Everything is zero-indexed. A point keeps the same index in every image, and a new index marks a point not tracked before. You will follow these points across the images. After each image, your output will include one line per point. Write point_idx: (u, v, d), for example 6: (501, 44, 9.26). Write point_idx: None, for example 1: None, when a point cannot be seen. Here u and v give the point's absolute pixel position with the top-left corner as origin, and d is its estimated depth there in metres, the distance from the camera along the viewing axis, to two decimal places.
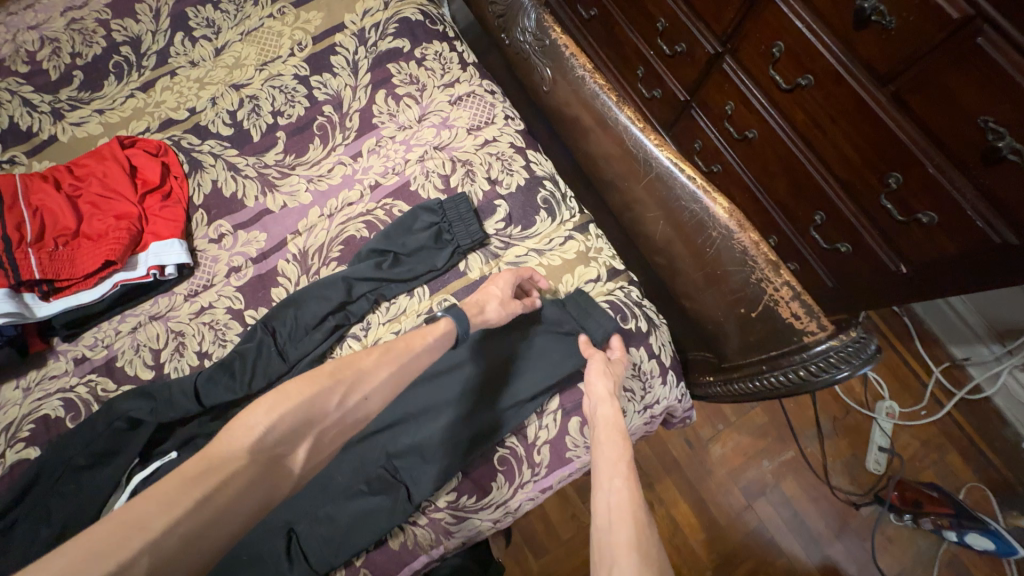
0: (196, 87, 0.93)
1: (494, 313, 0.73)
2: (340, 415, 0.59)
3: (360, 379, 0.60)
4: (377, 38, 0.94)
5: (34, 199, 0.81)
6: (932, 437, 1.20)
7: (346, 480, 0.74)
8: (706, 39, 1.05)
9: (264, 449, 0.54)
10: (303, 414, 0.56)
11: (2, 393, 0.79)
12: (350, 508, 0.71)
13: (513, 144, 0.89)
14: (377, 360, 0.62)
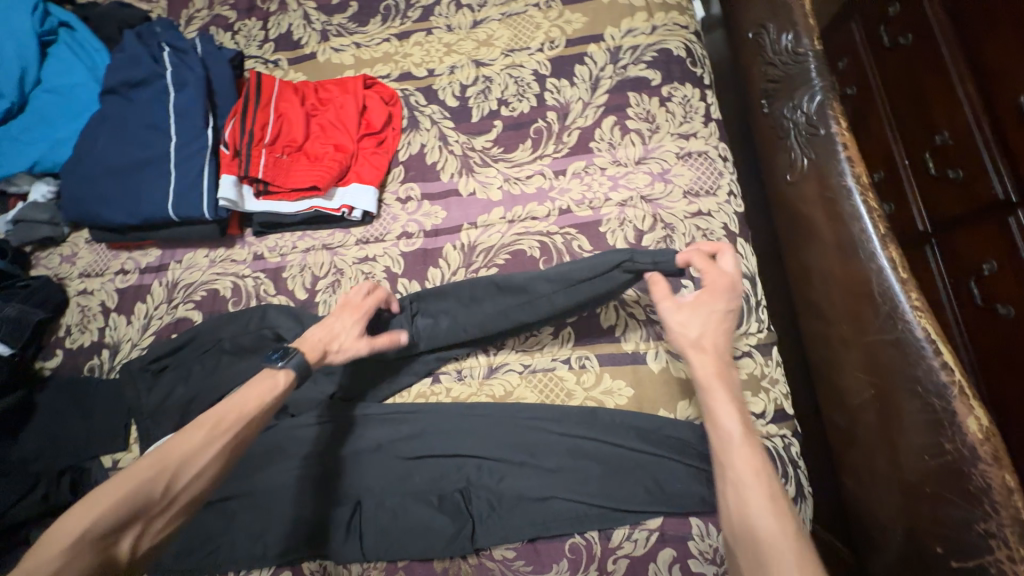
0: (443, 51, 0.95)
1: (339, 352, 0.68)
2: (172, 498, 0.54)
3: (183, 464, 0.55)
4: (629, 61, 0.88)
5: (280, 105, 0.89)
6: None
7: (419, 482, 0.73)
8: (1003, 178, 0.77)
9: (92, 542, 0.49)
10: (129, 504, 0.51)
11: (195, 255, 0.92)
12: (414, 509, 0.72)
13: (726, 226, 0.78)
14: (201, 439, 0.56)
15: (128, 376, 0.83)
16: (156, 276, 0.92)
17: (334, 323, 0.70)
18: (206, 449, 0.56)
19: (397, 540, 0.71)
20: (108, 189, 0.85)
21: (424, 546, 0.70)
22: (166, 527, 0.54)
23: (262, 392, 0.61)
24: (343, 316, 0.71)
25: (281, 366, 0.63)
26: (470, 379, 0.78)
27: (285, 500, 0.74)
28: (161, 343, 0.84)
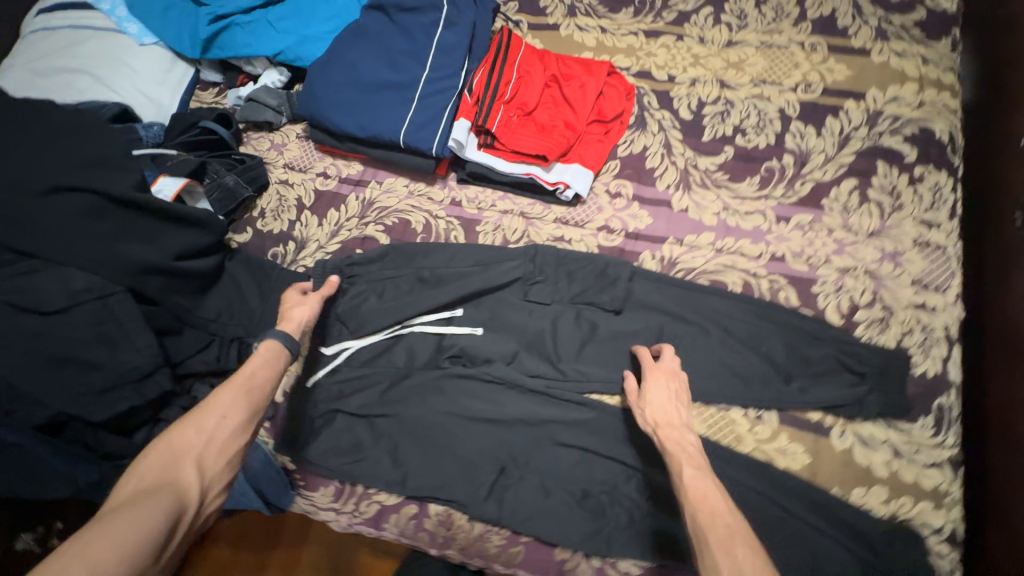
0: (689, 61, 0.94)
1: (303, 312, 0.77)
2: (209, 437, 0.58)
3: (203, 410, 0.60)
4: (886, 129, 0.84)
5: (524, 68, 0.90)
6: None
7: (563, 473, 0.74)
8: None
9: (152, 490, 0.52)
10: (167, 454, 0.55)
11: (395, 183, 0.95)
12: (555, 494, 0.73)
13: (949, 329, 0.74)
14: (219, 403, 0.61)
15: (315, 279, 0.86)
16: (353, 189, 0.96)
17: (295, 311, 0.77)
18: (218, 392, 0.62)
19: (533, 517, 0.72)
20: (348, 98, 0.89)
21: (554, 531, 0.72)
22: (220, 457, 0.58)
23: (264, 361, 0.67)
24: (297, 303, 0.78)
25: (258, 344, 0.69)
26: None
27: (432, 441, 0.76)
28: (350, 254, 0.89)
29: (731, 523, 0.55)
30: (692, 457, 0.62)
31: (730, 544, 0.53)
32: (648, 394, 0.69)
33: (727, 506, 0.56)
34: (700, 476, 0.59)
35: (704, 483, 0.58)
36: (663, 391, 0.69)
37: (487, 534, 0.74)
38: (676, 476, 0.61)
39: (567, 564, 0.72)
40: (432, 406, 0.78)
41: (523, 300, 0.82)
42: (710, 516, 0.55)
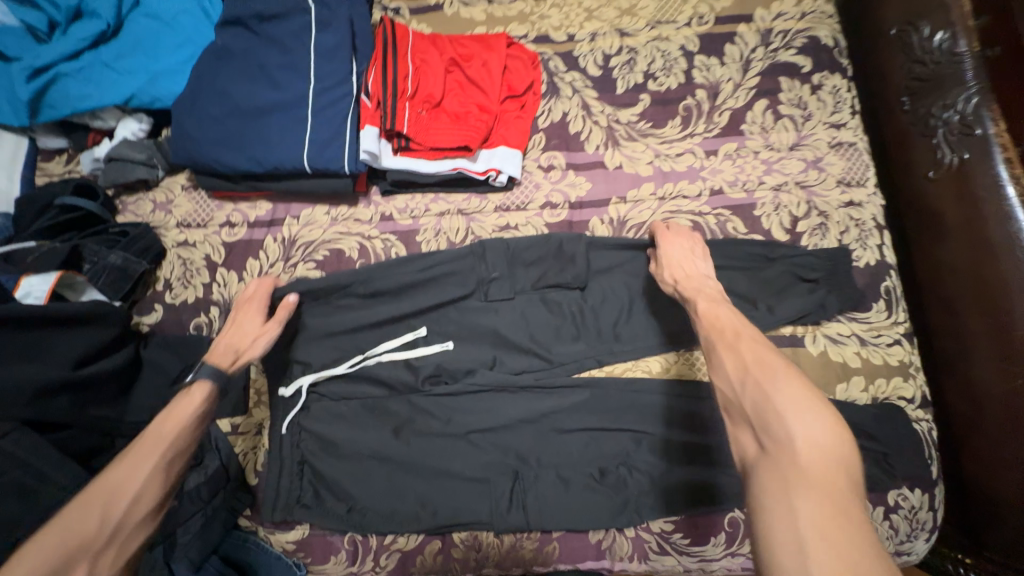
0: (583, 17, 0.91)
1: (253, 350, 0.71)
2: (115, 527, 0.54)
3: (119, 490, 0.56)
4: (779, 45, 0.87)
5: (418, 58, 0.83)
6: None
7: (574, 459, 0.73)
8: None
9: None
10: (63, 546, 0.50)
11: (314, 213, 0.85)
12: (574, 482, 0.72)
13: (876, 218, 0.80)
14: (130, 472, 0.58)
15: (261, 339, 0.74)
16: (268, 231, 0.85)
17: (240, 327, 0.72)
18: (136, 472, 0.58)
19: (559, 511, 0.71)
20: (230, 132, 0.77)
21: (582, 515, 0.71)
22: (120, 554, 0.54)
23: (189, 406, 0.64)
24: (241, 320, 0.73)
25: (194, 381, 0.66)
26: (625, 355, 0.76)
27: (437, 469, 0.73)
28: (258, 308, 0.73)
29: (747, 332, 0.61)
30: (709, 294, 0.67)
31: (738, 342, 0.59)
32: (668, 250, 0.73)
33: (739, 320, 0.62)
34: (711, 306, 0.65)
35: (723, 310, 0.64)
36: (679, 252, 0.72)
37: (519, 542, 0.73)
38: (694, 313, 0.66)
39: (604, 542, 0.73)
40: (426, 433, 0.74)
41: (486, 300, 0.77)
42: (719, 330, 0.61)
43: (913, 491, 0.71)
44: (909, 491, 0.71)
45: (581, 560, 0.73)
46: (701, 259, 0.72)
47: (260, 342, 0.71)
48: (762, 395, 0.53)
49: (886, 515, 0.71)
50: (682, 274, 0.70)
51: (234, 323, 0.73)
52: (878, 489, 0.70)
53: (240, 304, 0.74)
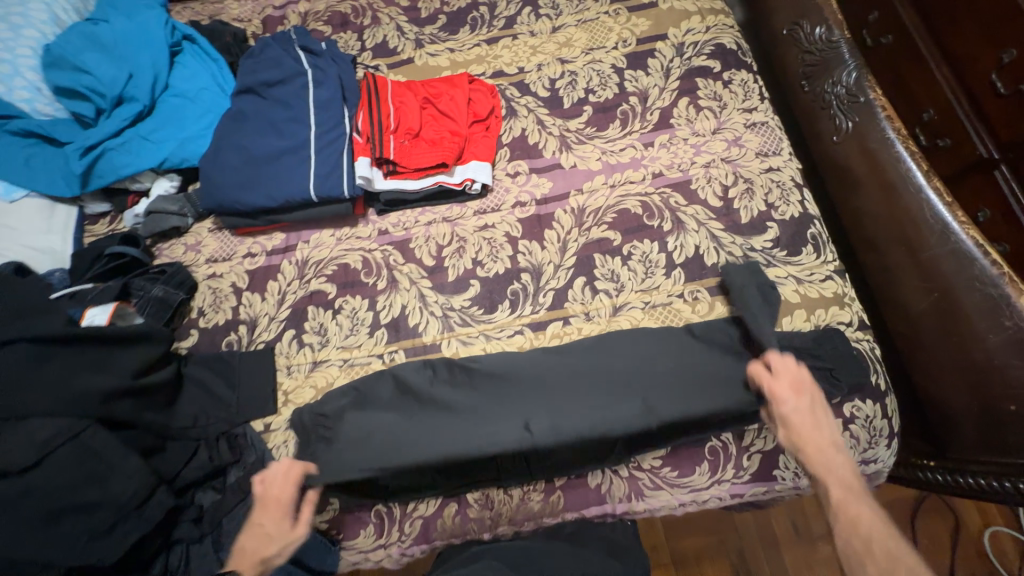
0: (530, 52, 1.11)
1: (277, 553, 0.76)
2: None
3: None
4: (692, 53, 1.06)
5: (397, 100, 1.01)
6: None
7: (570, 414, 0.79)
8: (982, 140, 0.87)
9: None
10: None
11: (321, 235, 1.00)
12: (571, 437, 0.78)
13: (794, 178, 0.95)
14: None
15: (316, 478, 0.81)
16: (283, 256, 1.00)
17: (265, 532, 0.76)
18: None
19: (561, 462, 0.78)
20: (247, 176, 0.94)
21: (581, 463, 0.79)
22: None
23: None
24: (267, 515, 0.78)
25: None
26: (598, 318, 0.89)
27: (453, 444, 0.82)
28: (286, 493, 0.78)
29: (884, 544, 0.66)
30: (812, 440, 0.75)
31: (885, 558, 0.65)
32: (791, 398, 0.76)
33: (878, 522, 0.68)
34: (846, 493, 0.72)
35: (842, 494, 0.72)
36: (799, 401, 0.76)
37: (526, 496, 0.81)
38: (827, 498, 0.73)
39: (602, 487, 0.81)
40: (431, 406, 0.84)
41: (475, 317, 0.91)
42: (864, 542, 0.67)
43: (865, 403, 0.81)
44: (861, 402, 0.81)
45: (584, 504, 0.81)
46: (822, 418, 0.76)
47: (284, 549, 0.76)
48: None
49: (845, 426, 0.80)
50: (791, 409, 0.76)
51: (261, 519, 0.78)
52: (830, 402, 0.80)
53: (267, 503, 0.78)
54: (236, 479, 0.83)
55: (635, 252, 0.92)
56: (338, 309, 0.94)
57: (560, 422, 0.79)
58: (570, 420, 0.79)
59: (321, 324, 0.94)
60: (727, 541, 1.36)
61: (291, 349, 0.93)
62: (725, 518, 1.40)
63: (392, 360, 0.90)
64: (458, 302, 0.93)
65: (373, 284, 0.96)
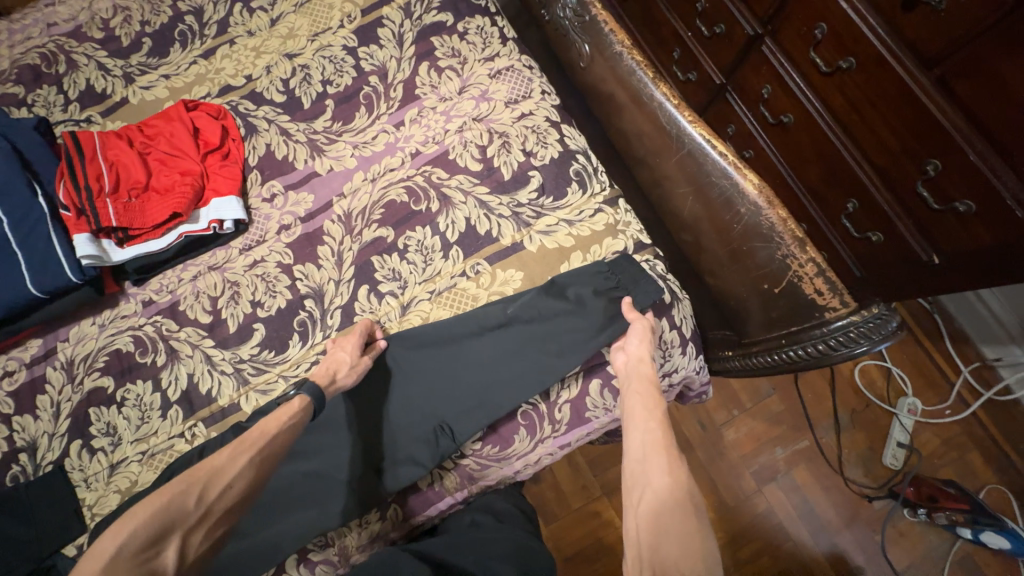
0: (253, 56, 0.99)
1: (347, 377, 0.78)
2: (206, 509, 0.60)
3: (217, 474, 0.62)
4: (422, 11, 0.98)
5: (110, 154, 0.89)
6: (953, 436, 1.41)
7: (393, 429, 0.81)
8: (747, 20, 1.17)
9: (131, 558, 0.53)
10: (164, 518, 0.56)
11: (82, 327, 0.90)
12: (392, 436, 0.80)
13: (548, 118, 0.92)
14: (231, 454, 0.65)
15: None
16: (47, 364, 0.89)
17: (336, 354, 0.79)
18: (237, 457, 0.65)
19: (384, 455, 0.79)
20: None
21: (404, 458, 0.79)
22: (203, 536, 0.60)
23: (289, 411, 0.72)
24: (339, 346, 0.80)
25: (296, 395, 0.73)
26: (390, 322, 0.86)
27: (280, 505, 0.78)
28: None
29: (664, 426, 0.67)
30: (650, 378, 0.72)
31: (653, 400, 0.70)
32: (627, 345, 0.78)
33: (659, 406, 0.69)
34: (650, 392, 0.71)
35: (638, 406, 0.69)
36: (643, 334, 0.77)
37: (363, 522, 0.79)
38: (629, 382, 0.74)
39: (436, 484, 0.81)
40: None
41: (267, 365, 0.86)
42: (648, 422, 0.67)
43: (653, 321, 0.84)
44: None
45: (424, 510, 0.81)
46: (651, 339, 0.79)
47: (352, 372, 0.78)
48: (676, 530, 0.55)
49: None
50: (637, 364, 0.75)
51: (333, 349, 0.80)
52: None
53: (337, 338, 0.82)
54: None
55: (411, 243, 0.88)
56: (122, 401, 0.86)
57: (375, 455, 0.80)
58: (381, 446, 0.80)
59: (108, 423, 0.86)
60: None
61: (84, 460, 0.85)
62: None
63: (195, 435, 0.84)
64: (246, 352, 0.87)
65: (153, 362, 0.87)
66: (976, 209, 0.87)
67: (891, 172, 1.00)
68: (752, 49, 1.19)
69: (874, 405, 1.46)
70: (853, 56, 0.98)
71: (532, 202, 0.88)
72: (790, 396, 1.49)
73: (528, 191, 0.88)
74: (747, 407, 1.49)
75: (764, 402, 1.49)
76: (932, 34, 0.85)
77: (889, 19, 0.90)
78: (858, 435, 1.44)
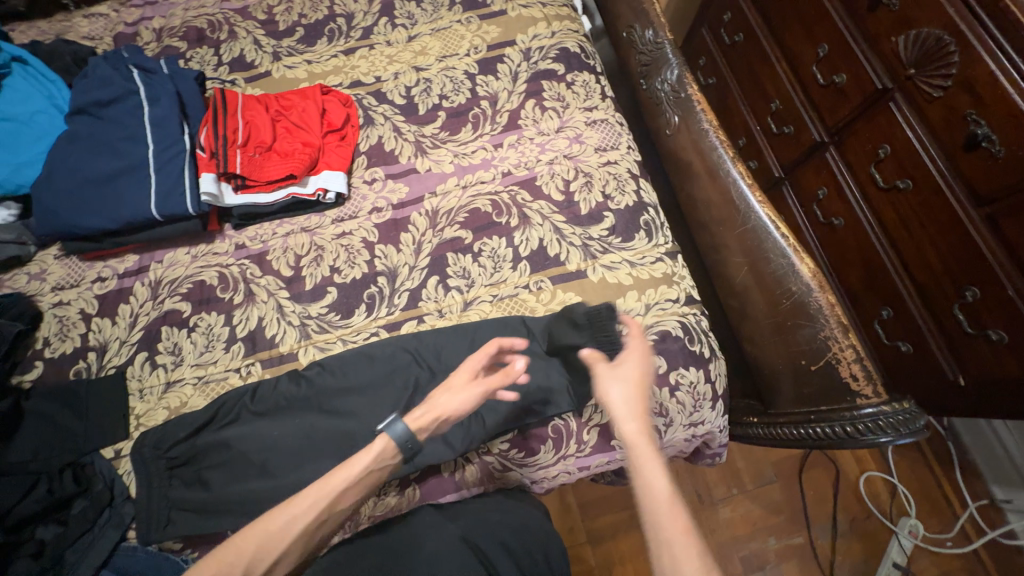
0: (386, 62, 1.14)
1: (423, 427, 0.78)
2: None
3: (267, 545, 0.66)
4: (539, 58, 1.13)
5: (247, 114, 1.02)
6: (952, 569, 1.38)
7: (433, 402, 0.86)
8: (816, 128, 1.28)
9: None
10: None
11: (176, 254, 0.99)
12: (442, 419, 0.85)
13: (630, 170, 1.02)
14: (290, 516, 0.67)
15: (169, 500, 0.80)
16: (137, 278, 0.98)
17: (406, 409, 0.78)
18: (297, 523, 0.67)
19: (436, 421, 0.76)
20: (83, 198, 0.91)
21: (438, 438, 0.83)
22: None
23: (369, 452, 0.72)
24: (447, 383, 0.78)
25: (382, 432, 0.73)
26: (450, 314, 0.93)
27: (311, 456, 0.82)
28: (154, 488, 0.81)
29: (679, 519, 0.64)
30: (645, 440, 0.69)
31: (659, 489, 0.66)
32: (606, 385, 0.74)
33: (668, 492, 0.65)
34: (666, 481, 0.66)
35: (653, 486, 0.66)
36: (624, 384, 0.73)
37: (382, 494, 0.83)
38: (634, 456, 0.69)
39: (456, 475, 0.85)
40: (285, 412, 0.85)
41: (330, 326, 0.93)
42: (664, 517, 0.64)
43: (690, 370, 0.89)
44: (688, 370, 0.88)
45: (440, 497, 0.85)
46: (645, 393, 0.74)
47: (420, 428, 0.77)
48: (671, 559, 0.61)
49: (671, 393, 0.87)
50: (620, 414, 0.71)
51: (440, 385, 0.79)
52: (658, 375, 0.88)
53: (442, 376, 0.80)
54: (80, 510, 0.81)
55: (485, 248, 0.97)
56: (193, 327, 0.94)
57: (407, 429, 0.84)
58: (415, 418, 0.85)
59: (175, 344, 0.93)
60: (636, 515, 1.42)
61: (144, 372, 0.91)
62: (634, 493, 1.46)
63: (249, 373, 0.90)
64: (315, 310, 0.94)
65: (230, 299, 0.95)
66: (1006, 340, 0.93)
67: (930, 289, 1.06)
68: (815, 153, 1.31)
69: (876, 518, 1.45)
70: (910, 179, 1.07)
71: (602, 239, 0.96)
72: (792, 488, 1.49)
73: (599, 229, 0.97)
74: (748, 488, 1.49)
75: (765, 488, 1.49)
76: (985, 176, 0.93)
77: (947, 153, 0.99)
78: (854, 544, 1.42)
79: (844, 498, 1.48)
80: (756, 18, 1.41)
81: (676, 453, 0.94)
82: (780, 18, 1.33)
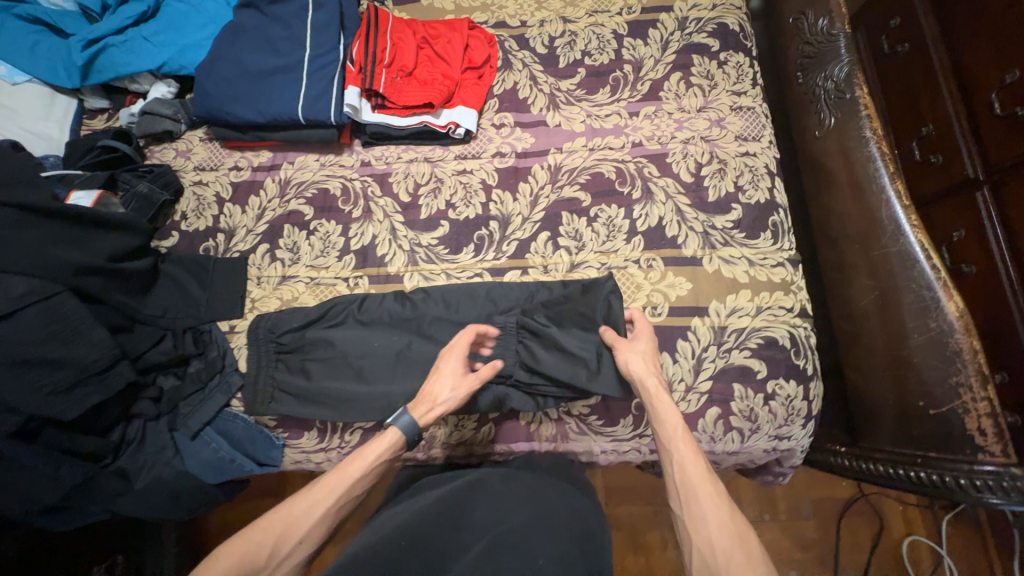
0: (535, 7, 1.11)
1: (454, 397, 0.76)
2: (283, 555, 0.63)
3: (293, 525, 0.64)
4: (693, 29, 1.06)
5: (395, 35, 1.03)
6: None
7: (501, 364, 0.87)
8: (972, 160, 1.05)
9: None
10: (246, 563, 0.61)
11: (306, 159, 1.04)
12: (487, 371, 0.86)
13: (767, 165, 0.97)
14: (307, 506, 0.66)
15: (274, 384, 0.87)
16: (268, 174, 1.04)
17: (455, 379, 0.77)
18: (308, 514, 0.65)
19: None
20: (240, 89, 0.97)
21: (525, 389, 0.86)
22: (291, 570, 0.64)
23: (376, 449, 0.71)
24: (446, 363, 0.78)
25: (390, 426, 0.73)
26: (555, 271, 0.93)
27: (404, 375, 0.86)
28: (263, 369, 0.88)
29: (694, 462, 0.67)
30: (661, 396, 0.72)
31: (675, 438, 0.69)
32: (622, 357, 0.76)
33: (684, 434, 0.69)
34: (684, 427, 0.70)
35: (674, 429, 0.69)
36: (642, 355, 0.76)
37: (461, 424, 0.88)
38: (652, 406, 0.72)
39: (532, 426, 0.88)
40: (386, 327, 0.89)
41: (437, 257, 0.95)
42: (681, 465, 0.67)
43: (789, 383, 0.86)
44: (786, 382, 0.85)
45: (512, 442, 0.88)
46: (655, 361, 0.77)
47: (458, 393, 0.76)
48: (693, 495, 0.64)
49: (765, 402, 0.85)
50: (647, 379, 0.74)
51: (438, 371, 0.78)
52: (754, 379, 0.85)
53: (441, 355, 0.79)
54: (196, 370, 0.90)
55: (602, 215, 0.95)
56: (312, 231, 0.99)
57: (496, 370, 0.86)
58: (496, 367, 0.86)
59: (294, 243, 0.98)
60: None
61: (263, 262, 0.98)
62: None
63: (356, 285, 0.94)
64: (426, 240, 0.97)
65: (349, 212, 0.99)
66: None
67: None
68: (964, 190, 1.07)
69: None
70: None
71: (725, 229, 0.93)
72: (827, 530, 1.43)
73: (725, 220, 0.93)
74: (781, 518, 1.44)
75: (799, 522, 1.44)
76: None
77: None
78: None
79: (881, 554, 1.41)
80: (929, 15, 1.15)
81: (748, 461, 0.92)
82: (959, 18, 1.08)
